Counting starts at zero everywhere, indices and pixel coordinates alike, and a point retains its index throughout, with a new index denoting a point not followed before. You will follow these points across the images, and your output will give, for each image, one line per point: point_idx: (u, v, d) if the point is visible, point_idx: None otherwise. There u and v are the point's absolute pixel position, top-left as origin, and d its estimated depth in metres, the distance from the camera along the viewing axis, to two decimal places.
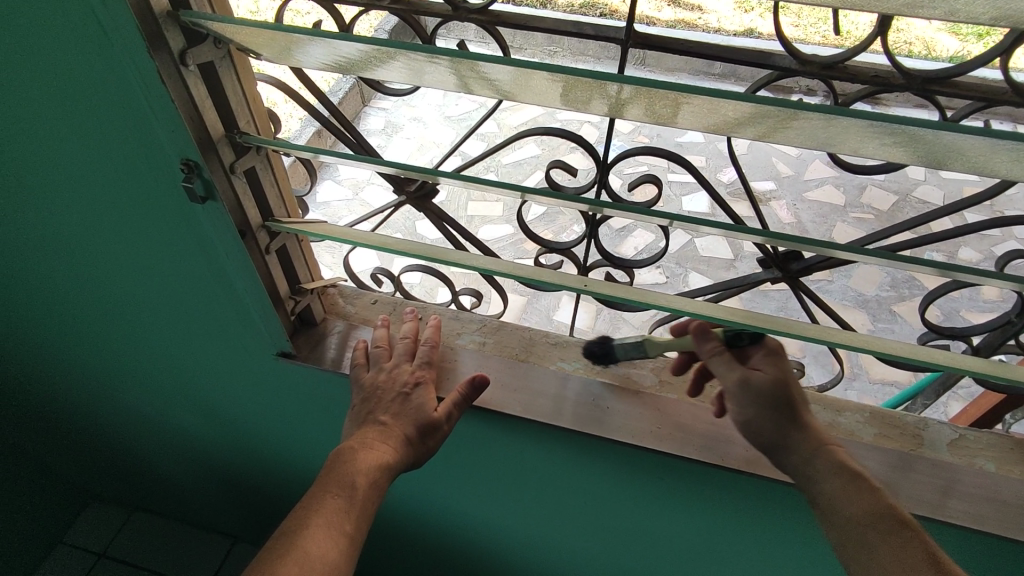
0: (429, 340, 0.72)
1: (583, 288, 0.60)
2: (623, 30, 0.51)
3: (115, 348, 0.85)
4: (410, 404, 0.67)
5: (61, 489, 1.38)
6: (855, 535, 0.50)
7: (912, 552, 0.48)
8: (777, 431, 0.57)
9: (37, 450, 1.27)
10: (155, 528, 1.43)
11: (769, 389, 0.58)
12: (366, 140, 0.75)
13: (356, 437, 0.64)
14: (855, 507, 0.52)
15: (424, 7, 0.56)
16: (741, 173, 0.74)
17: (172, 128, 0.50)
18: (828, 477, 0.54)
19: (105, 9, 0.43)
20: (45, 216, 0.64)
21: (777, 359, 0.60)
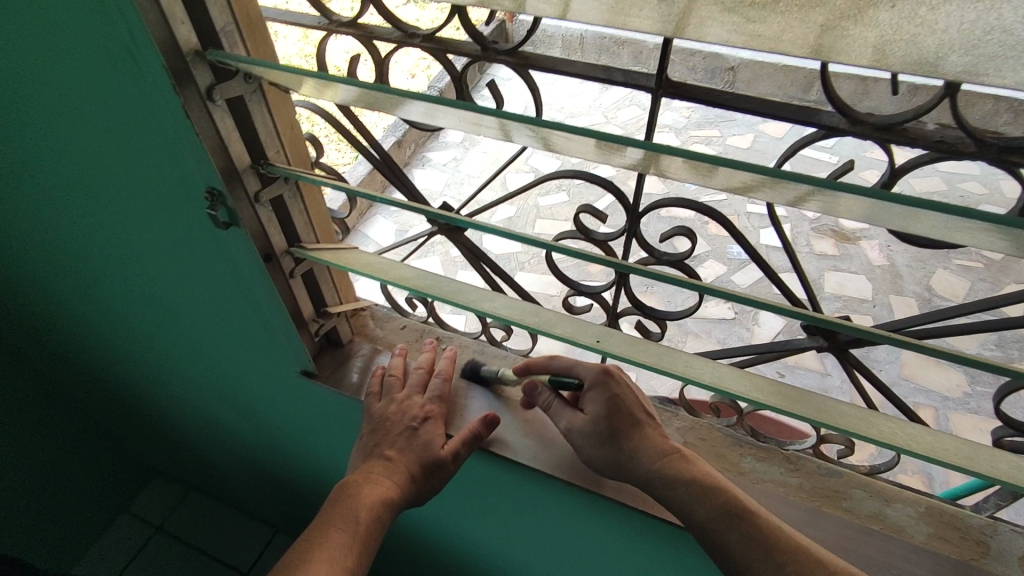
0: (442, 372, 0.72)
1: (596, 344, 0.57)
2: (653, 78, 0.48)
3: (165, 349, 0.89)
4: (418, 440, 0.66)
5: (127, 462, 1.48)
6: (713, 541, 0.53)
7: (755, 535, 0.52)
8: (616, 462, 0.59)
9: (108, 425, 1.38)
10: (208, 510, 1.52)
11: (589, 432, 0.60)
12: (411, 184, 0.72)
13: (362, 470, 0.64)
14: (705, 513, 0.54)
15: (453, 47, 0.54)
16: (797, 249, 0.65)
17: (199, 159, 0.52)
18: (668, 493, 0.56)
19: (138, 49, 0.45)
20: (98, 229, 0.68)
21: (597, 393, 0.61)
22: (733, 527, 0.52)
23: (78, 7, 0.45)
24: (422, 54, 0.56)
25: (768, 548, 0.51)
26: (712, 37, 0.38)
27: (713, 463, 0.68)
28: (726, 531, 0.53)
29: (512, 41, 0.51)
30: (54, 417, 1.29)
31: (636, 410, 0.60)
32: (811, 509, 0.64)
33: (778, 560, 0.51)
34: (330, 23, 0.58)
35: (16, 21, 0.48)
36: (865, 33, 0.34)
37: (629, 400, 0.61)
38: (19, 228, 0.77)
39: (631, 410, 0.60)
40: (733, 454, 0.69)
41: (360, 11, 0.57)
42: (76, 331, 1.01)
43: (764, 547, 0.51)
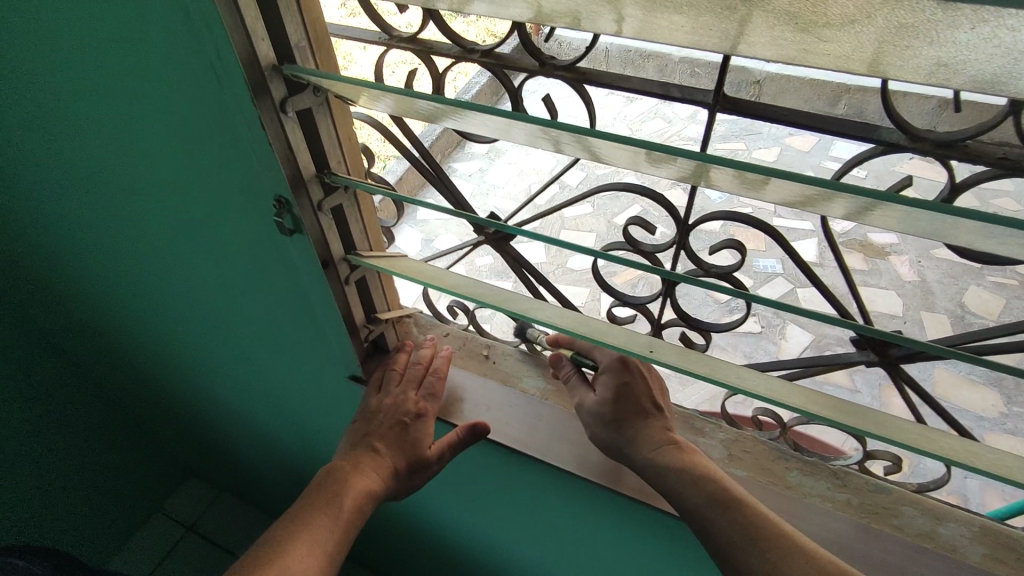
0: (438, 372, 0.76)
1: (648, 353, 0.58)
2: (711, 94, 0.49)
3: (213, 352, 0.92)
4: (408, 436, 0.71)
5: (164, 463, 1.51)
6: (698, 522, 0.57)
7: (741, 521, 0.55)
8: (618, 445, 0.65)
9: (146, 426, 1.41)
10: (239, 511, 1.55)
11: (596, 411, 0.66)
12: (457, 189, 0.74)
13: (349, 459, 0.68)
14: (696, 494, 0.58)
15: (511, 62, 0.56)
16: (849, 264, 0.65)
17: (270, 169, 0.54)
18: (663, 473, 0.61)
19: (221, 64, 0.47)
20: (161, 234, 0.71)
21: (611, 374, 0.67)
22: (721, 513, 0.56)
23: (165, 25, 0.47)
24: (480, 69, 0.58)
25: (751, 531, 0.54)
26: (781, 53, 0.39)
27: (759, 476, 0.69)
28: (712, 511, 0.56)
29: (570, 58, 0.53)
30: (102, 420, 1.31)
31: (643, 397, 0.66)
32: (859, 525, 0.64)
33: (757, 548, 0.53)
34: (390, 38, 0.60)
35: (102, 38, 0.51)
36: (938, 54, 0.34)
37: (636, 390, 0.66)
38: (81, 232, 0.79)
39: (637, 399, 0.66)
40: (778, 467, 0.69)
41: (420, 27, 0.59)
42: (129, 332, 1.04)
43: (747, 532, 0.54)
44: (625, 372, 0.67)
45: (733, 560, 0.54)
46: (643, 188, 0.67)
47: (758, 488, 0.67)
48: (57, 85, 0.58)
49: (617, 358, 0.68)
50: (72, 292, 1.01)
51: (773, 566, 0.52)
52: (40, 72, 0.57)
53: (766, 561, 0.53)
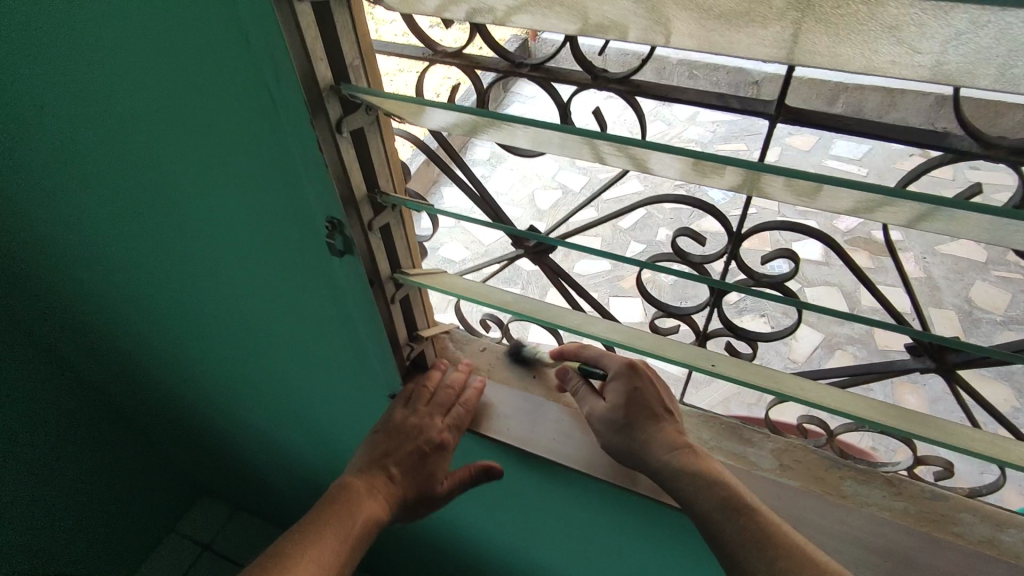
0: (468, 405, 0.75)
1: (710, 366, 0.59)
2: (774, 106, 0.48)
3: (242, 374, 0.90)
4: (424, 468, 0.71)
5: (177, 484, 1.49)
6: (711, 531, 0.57)
7: (751, 528, 0.55)
8: (631, 450, 0.64)
9: (158, 448, 1.38)
10: (256, 528, 1.53)
11: (606, 418, 0.65)
12: (490, 197, 0.71)
13: (363, 477, 0.69)
14: (708, 503, 0.58)
15: (562, 75, 0.55)
16: (901, 266, 0.63)
17: (323, 191, 0.53)
18: (674, 482, 0.60)
19: (277, 88, 0.46)
20: (196, 259, 0.69)
21: (621, 381, 0.66)
22: (731, 520, 0.56)
23: (218, 54, 0.46)
24: (529, 83, 0.57)
25: (762, 542, 0.55)
26: (868, 65, 0.38)
27: (813, 486, 0.68)
28: (723, 522, 0.56)
29: (626, 71, 0.52)
30: (120, 446, 1.28)
31: (654, 403, 0.65)
32: (918, 533, 0.63)
33: (770, 559, 0.54)
34: (434, 54, 0.59)
35: (147, 66, 0.49)
36: None
37: (648, 396, 0.65)
38: (108, 259, 0.77)
39: (649, 405, 0.65)
40: (831, 476, 0.69)
41: (465, 42, 0.57)
42: (150, 358, 1.02)
43: (759, 542, 0.55)
44: (636, 377, 0.66)
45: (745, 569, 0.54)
46: (690, 198, 0.66)
47: (813, 498, 0.67)
48: (95, 112, 0.56)
49: (626, 362, 0.67)
50: (90, 320, 0.98)
51: None
52: (78, 99, 0.56)
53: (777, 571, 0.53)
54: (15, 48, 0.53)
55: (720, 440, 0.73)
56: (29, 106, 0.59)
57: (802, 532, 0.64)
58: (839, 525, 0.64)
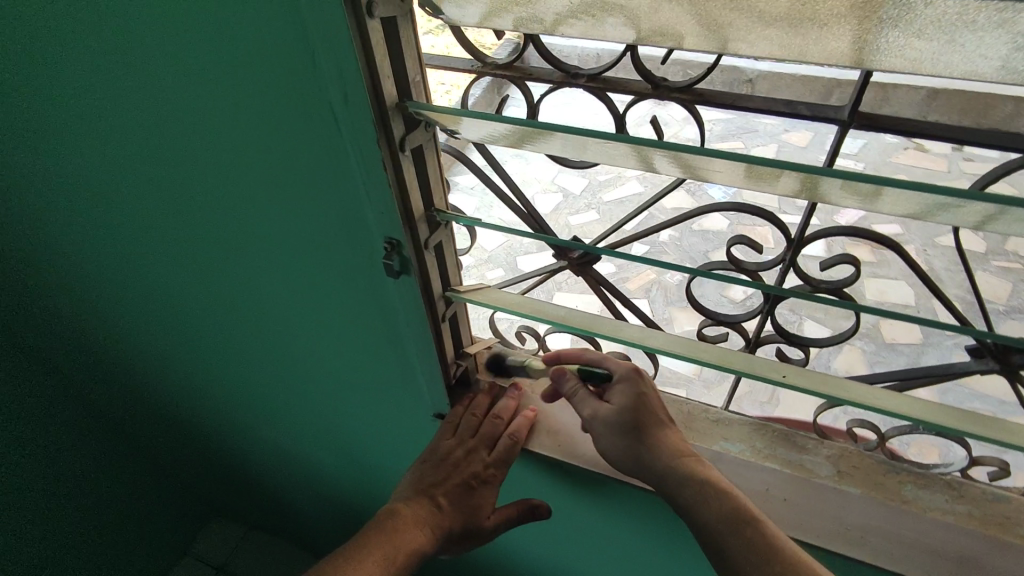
0: (517, 436, 0.71)
1: (780, 377, 0.59)
2: (848, 112, 0.47)
3: (273, 394, 0.88)
4: (471, 499, 0.69)
5: (189, 505, 1.45)
6: (714, 539, 0.56)
7: (755, 539, 0.54)
8: (633, 453, 0.63)
9: (171, 470, 1.34)
10: (273, 547, 1.51)
11: (611, 421, 0.64)
12: (540, 214, 0.71)
13: (411, 506, 0.67)
14: (712, 513, 0.56)
15: (621, 86, 0.54)
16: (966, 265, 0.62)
17: (383, 211, 0.51)
18: (679, 487, 0.59)
19: (343, 108, 0.44)
20: (237, 281, 0.67)
21: (627, 385, 0.65)
22: (734, 533, 0.55)
23: (281, 75, 0.44)
24: (585, 94, 0.55)
25: (771, 554, 0.53)
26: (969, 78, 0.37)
27: (873, 492, 0.67)
28: (729, 531, 0.55)
29: (691, 80, 0.51)
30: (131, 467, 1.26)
31: (658, 410, 0.64)
32: (982, 536, 0.63)
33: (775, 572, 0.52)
34: (484, 65, 0.57)
35: (203, 87, 0.47)
36: None
37: (653, 403, 0.65)
38: (141, 282, 0.76)
39: (654, 411, 0.64)
40: (890, 481, 0.68)
41: (517, 54, 0.56)
42: (169, 379, 0.99)
43: (764, 554, 0.53)
44: (642, 384, 0.65)
45: None
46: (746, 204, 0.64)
47: (875, 504, 0.66)
48: (143, 135, 0.55)
49: (631, 369, 0.66)
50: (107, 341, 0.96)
51: None
52: (127, 121, 0.54)
53: None
54: (68, 70, 0.52)
55: (775, 449, 0.72)
56: (77, 127, 0.58)
57: (866, 537, 0.64)
58: (904, 531, 0.64)
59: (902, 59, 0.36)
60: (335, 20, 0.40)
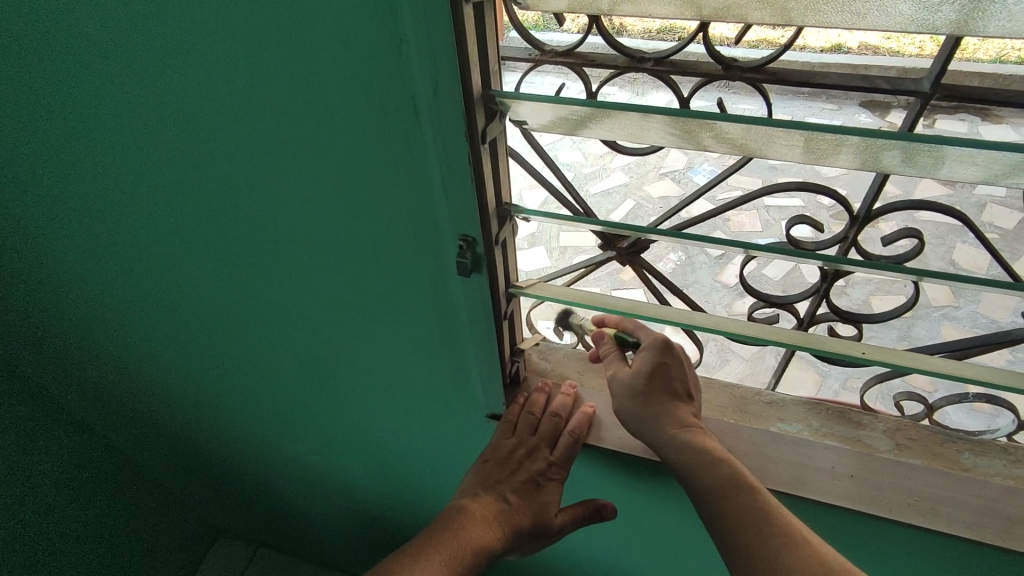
0: (576, 432, 0.69)
1: (855, 354, 0.58)
2: (932, 82, 0.49)
3: (306, 402, 0.85)
4: (538, 497, 0.70)
5: (194, 523, 1.41)
6: (710, 505, 0.57)
7: (749, 509, 0.55)
8: (640, 419, 0.63)
9: (176, 486, 1.30)
10: (283, 564, 1.47)
11: (629, 384, 0.63)
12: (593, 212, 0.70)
13: (480, 504, 0.68)
14: (708, 479, 0.58)
15: (693, 67, 0.55)
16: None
17: (457, 205, 0.49)
18: (678, 457, 0.60)
19: (429, 95, 0.42)
20: (281, 282, 0.64)
21: (655, 353, 0.63)
22: (726, 500, 0.56)
23: (367, 64, 0.42)
24: (654, 78, 0.55)
25: (768, 523, 0.54)
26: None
27: (934, 463, 0.68)
28: (723, 499, 0.56)
29: (768, 58, 0.52)
30: (125, 484, 1.23)
31: (682, 379, 0.63)
32: None
33: (771, 537, 0.53)
34: (541, 53, 0.56)
35: (274, 76, 0.45)
36: None
37: (672, 373, 0.63)
38: (182, 289, 0.73)
39: (674, 382, 0.63)
40: (947, 451, 0.69)
41: (580, 40, 0.55)
42: (177, 391, 0.97)
43: (757, 521, 0.54)
44: (672, 350, 0.63)
45: (740, 547, 0.54)
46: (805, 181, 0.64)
47: (937, 474, 0.66)
48: (202, 132, 0.52)
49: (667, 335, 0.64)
50: (116, 354, 0.93)
51: (782, 558, 0.52)
52: (184, 119, 0.52)
53: (774, 548, 0.53)
54: (124, 66, 0.50)
55: (833, 427, 0.72)
56: (127, 128, 0.55)
57: (929, 507, 0.65)
58: (966, 499, 0.65)
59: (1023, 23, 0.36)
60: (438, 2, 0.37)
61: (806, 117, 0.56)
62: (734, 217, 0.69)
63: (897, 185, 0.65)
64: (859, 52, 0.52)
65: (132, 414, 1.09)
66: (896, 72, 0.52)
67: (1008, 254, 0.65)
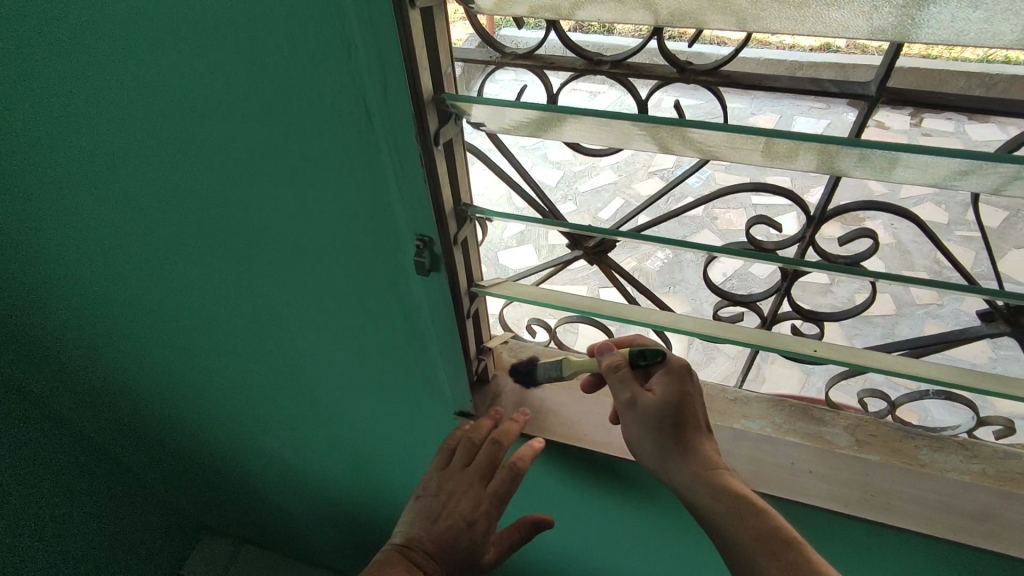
0: (513, 464, 0.67)
1: (810, 352, 0.59)
2: (878, 87, 0.49)
3: (279, 401, 0.86)
4: (468, 539, 0.65)
5: (177, 522, 1.41)
6: (747, 561, 0.52)
7: (789, 563, 0.50)
8: (667, 454, 0.58)
9: (159, 485, 1.31)
10: (267, 562, 1.48)
11: (655, 412, 0.58)
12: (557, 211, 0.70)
13: (408, 545, 0.67)
14: (746, 532, 0.52)
15: (649, 71, 0.56)
16: (982, 230, 0.64)
17: (414, 208, 0.50)
18: (710, 503, 0.55)
19: (380, 99, 0.43)
20: (248, 283, 0.65)
21: (674, 378, 0.59)
22: (769, 555, 0.51)
23: (318, 68, 0.42)
24: (611, 81, 0.56)
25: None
26: (1021, 47, 0.37)
27: (892, 458, 0.69)
28: (765, 554, 0.51)
29: (719, 62, 0.53)
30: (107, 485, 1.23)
31: (698, 408, 0.60)
32: (1002, 493, 0.65)
33: None
34: (502, 56, 0.57)
35: (227, 79, 0.45)
36: None
37: (695, 405, 0.59)
38: (149, 290, 0.73)
39: (695, 414, 0.59)
40: (905, 448, 0.70)
41: (538, 42, 0.56)
42: (151, 391, 0.97)
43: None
44: (690, 377, 0.60)
45: None
46: (765, 182, 0.64)
47: (895, 470, 0.68)
48: (159, 136, 0.52)
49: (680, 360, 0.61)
50: (89, 355, 0.93)
51: None
52: (140, 123, 0.52)
53: None
54: (79, 68, 0.50)
55: (794, 423, 0.73)
56: (87, 131, 0.55)
57: (886, 502, 0.66)
58: (923, 495, 0.66)
59: (953, 30, 0.37)
60: (382, 8, 0.38)
61: (794, 116, 0.59)
62: (721, 215, 0.71)
63: (882, 185, 0.68)
64: (845, 51, 0.61)
65: (110, 415, 1.09)
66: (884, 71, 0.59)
67: (989, 251, 0.66)
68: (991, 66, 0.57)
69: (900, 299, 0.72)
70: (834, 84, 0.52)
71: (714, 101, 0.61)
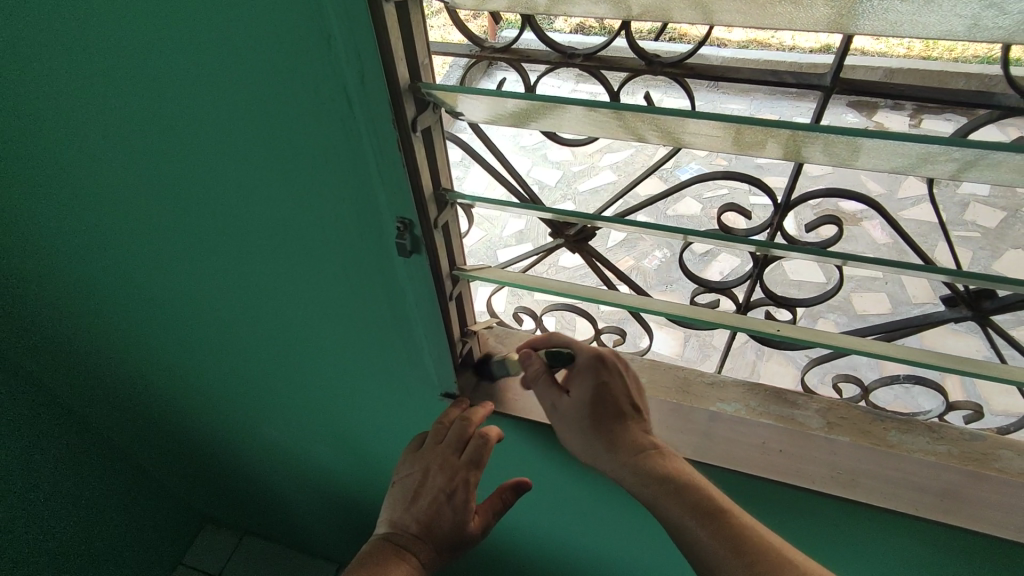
0: (482, 438, 0.70)
1: (774, 331, 0.60)
2: (830, 78, 0.52)
3: (272, 387, 0.89)
4: (450, 513, 0.69)
5: (179, 513, 1.45)
6: (686, 536, 0.56)
7: (720, 532, 0.54)
8: (595, 448, 0.63)
9: (160, 475, 1.34)
10: (268, 552, 1.51)
11: (575, 412, 0.64)
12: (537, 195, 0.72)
13: (394, 531, 0.70)
14: (681, 508, 0.56)
15: (618, 64, 0.58)
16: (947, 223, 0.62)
17: (395, 191, 0.53)
18: (641, 486, 0.59)
19: (360, 88, 0.46)
20: (240, 268, 0.68)
21: (591, 375, 0.64)
22: (702, 527, 0.55)
23: (301, 59, 0.45)
24: (584, 73, 0.59)
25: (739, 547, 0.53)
26: (950, 35, 0.40)
27: (861, 439, 0.71)
28: (699, 527, 0.55)
29: (683, 54, 0.56)
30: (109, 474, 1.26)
31: (621, 395, 0.65)
32: (966, 471, 0.68)
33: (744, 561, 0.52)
34: (481, 49, 0.59)
35: (217, 71, 0.48)
36: None
37: (615, 393, 0.64)
38: (145, 279, 0.76)
39: (617, 401, 0.64)
40: (876, 429, 0.72)
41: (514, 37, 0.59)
42: (150, 381, 1.00)
43: (738, 546, 0.53)
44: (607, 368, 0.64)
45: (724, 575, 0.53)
46: (734, 170, 0.65)
47: (865, 451, 0.70)
48: (153, 128, 0.55)
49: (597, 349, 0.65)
50: (88, 346, 0.96)
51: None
52: (135, 115, 0.55)
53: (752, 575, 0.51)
54: (75, 63, 0.52)
55: (768, 406, 0.76)
56: (84, 123, 0.58)
57: (855, 480, 0.69)
58: (891, 473, 0.69)
59: (888, 21, 0.39)
60: (357, 3, 0.41)
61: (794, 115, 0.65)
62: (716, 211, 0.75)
63: (878, 181, 0.72)
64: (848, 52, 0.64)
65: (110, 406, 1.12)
66: (883, 72, 0.61)
67: (987, 252, 0.70)
68: (988, 67, 0.59)
69: (895, 298, 0.78)
70: (795, 77, 0.54)
71: (715, 101, 0.65)
